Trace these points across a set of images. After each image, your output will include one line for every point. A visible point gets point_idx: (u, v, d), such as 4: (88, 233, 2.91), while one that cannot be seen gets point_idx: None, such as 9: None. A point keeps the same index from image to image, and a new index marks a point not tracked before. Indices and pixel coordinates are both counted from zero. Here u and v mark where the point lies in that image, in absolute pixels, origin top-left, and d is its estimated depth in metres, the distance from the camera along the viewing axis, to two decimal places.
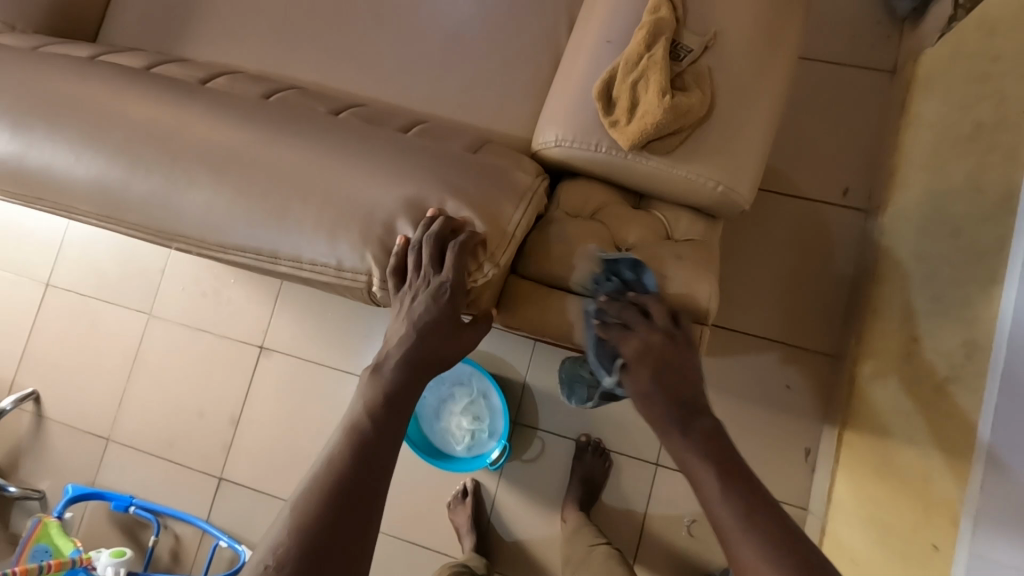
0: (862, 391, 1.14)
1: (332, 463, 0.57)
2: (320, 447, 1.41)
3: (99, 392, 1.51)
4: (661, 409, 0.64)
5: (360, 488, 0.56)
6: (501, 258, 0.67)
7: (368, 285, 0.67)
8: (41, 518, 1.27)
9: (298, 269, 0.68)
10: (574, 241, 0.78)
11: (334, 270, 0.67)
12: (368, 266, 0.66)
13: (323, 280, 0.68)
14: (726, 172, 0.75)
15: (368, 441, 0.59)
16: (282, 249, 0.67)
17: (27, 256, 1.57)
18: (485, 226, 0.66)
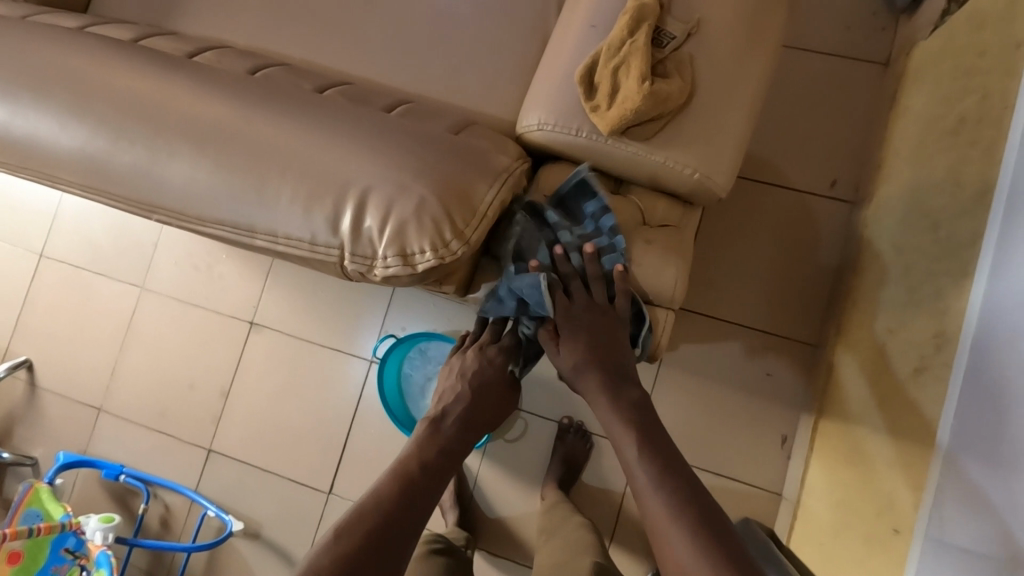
0: (839, 380, 1.17)
1: (380, 495, 0.78)
2: (309, 422, 1.44)
3: (92, 362, 1.53)
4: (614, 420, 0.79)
5: (406, 520, 0.76)
6: (471, 236, 0.66)
7: (341, 259, 0.68)
8: (33, 483, 1.29)
9: (274, 244, 0.69)
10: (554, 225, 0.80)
11: (308, 245, 0.67)
12: (341, 240, 0.66)
13: (299, 254, 0.69)
14: (703, 160, 0.75)
15: (415, 486, 0.81)
16: (259, 224, 0.68)
17: (22, 227, 1.58)
18: (455, 201, 0.65)
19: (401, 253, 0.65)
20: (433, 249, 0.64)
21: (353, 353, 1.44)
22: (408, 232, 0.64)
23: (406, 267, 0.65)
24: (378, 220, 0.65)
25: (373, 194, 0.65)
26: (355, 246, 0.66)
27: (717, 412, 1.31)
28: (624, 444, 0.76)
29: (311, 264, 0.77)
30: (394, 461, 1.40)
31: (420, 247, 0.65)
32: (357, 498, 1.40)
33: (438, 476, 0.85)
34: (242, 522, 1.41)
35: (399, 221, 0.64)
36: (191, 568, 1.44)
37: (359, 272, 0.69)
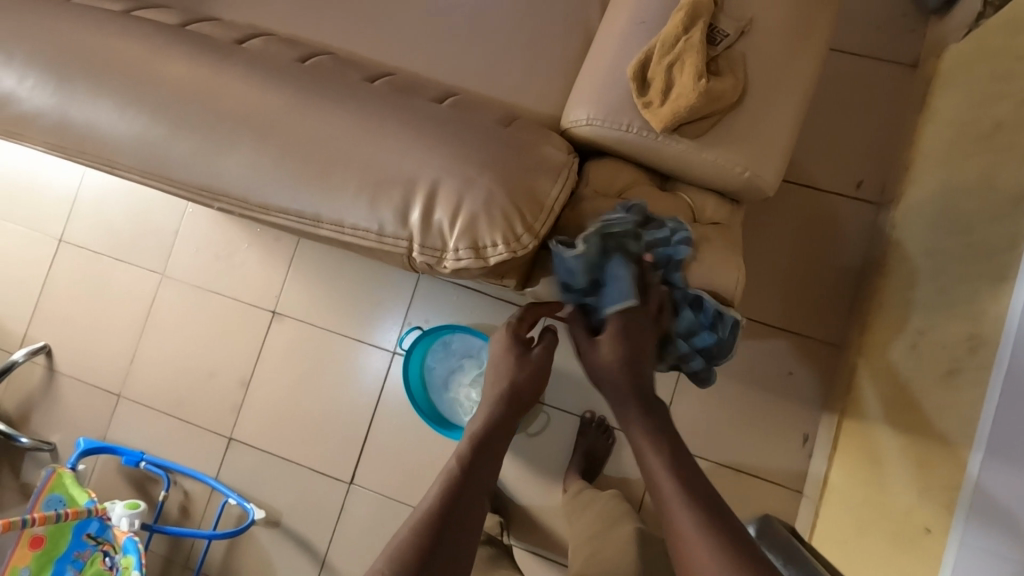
0: (864, 380, 1.17)
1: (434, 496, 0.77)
2: (331, 412, 1.44)
3: (111, 349, 1.53)
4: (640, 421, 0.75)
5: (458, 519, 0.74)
6: (539, 230, 0.66)
7: (409, 251, 0.68)
8: (56, 469, 1.29)
9: (339, 234, 0.69)
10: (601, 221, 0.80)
11: (375, 236, 0.68)
12: (410, 232, 0.66)
13: (364, 245, 0.69)
14: (754, 159, 0.76)
15: (465, 479, 0.80)
16: (324, 214, 0.68)
17: (41, 212, 1.57)
18: (524, 195, 0.65)
19: (472, 246, 0.65)
20: (504, 244, 0.64)
21: (376, 344, 1.44)
22: (480, 226, 0.64)
23: (477, 259, 0.65)
24: (449, 213, 0.65)
25: (443, 187, 0.65)
26: (425, 238, 0.66)
27: (739, 409, 1.31)
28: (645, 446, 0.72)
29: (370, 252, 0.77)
30: (414, 452, 1.41)
31: (493, 240, 0.65)
32: (378, 489, 1.41)
33: (488, 468, 0.83)
34: (263, 510, 1.42)
35: (471, 213, 0.64)
36: (211, 555, 1.44)
37: (426, 264, 0.69)
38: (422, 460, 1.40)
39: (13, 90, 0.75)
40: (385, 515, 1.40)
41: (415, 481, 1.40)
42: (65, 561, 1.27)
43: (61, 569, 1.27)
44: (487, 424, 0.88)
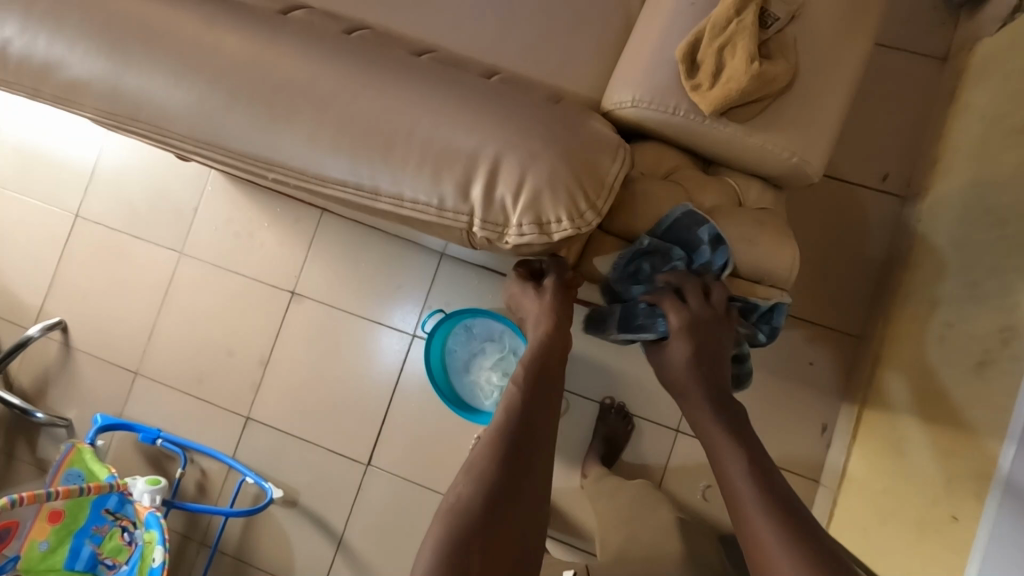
0: (887, 371, 1.18)
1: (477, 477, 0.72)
2: (350, 394, 1.44)
3: (128, 325, 1.52)
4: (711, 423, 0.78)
5: (505, 510, 0.70)
6: (602, 207, 0.66)
7: (468, 226, 0.68)
8: (75, 444, 1.28)
9: (397, 208, 0.69)
10: (648, 204, 0.79)
11: (435, 210, 0.67)
12: (471, 207, 0.66)
13: (422, 219, 0.69)
14: (803, 144, 0.76)
15: (510, 458, 0.74)
16: (383, 186, 0.68)
17: (58, 187, 1.56)
18: (587, 172, 0.65)
19: (537, 222, 0.65)
20: (568, 220, 0.64)
21: (396, 326, 1.44)
22: (543, 201, 0.64)
23: (541, 235, 0.65)
24: (513, 188, 0.64)
25: (505, 162, 0.65)
26: (487, 213, 0.66)
27: (759, 398, 1.32)
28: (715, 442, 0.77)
29: (421, 225, 0.77)
30: (433, 435, 1.41)
31: (556, 216, 0.65)
32: (397, 471, 1.41)
33: (533, 443, 0.77)
34: (281, 489, 1.42)
35: (535, 189, 0.64)
36: (228, 533, 1.45)
37: (484, 239, 0.69)
38: (441, 443, 1.41)
39: (62, 57, 0.75)
40: (402, 497, 1.40)
41: (434, 464, 1.41)
42: (83, 535, 1.28)
43: (80, 544, 1.28)
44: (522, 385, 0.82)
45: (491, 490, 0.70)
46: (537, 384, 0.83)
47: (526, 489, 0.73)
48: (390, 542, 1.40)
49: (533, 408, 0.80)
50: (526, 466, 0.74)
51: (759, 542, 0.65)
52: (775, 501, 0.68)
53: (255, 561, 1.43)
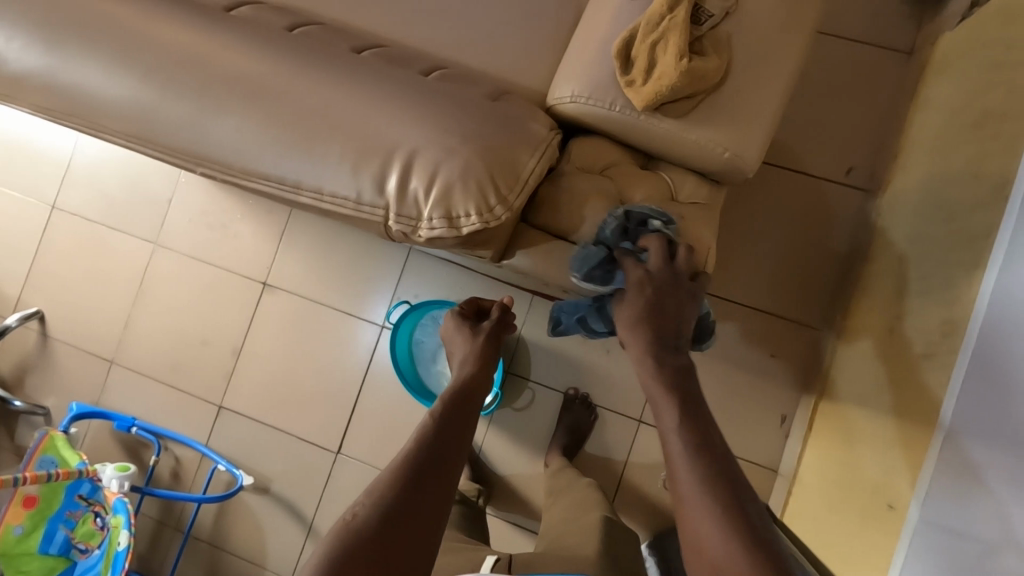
0: (843, 362, 1.20)
1: (377, 491, 0.72)
2: (320, 383, 1.46)
3: (104, 315, 1.55)
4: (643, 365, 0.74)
5: (405, 521, 0.69)
6: (514, 203, 0.67)
7: (385, 220, 0.69)
8: (48, 432, 1.31)
9: (319, 202, 0.70)
10: (583, 197, 0.79)
11: (353, 204, 0.69)
12: (386, 201, 0.67)
13: (343, 213, 0.70)
14: (734, 140, 0.77)
15: (414, 473, 0.74)
16: (305, 180, 0.69)
17: (36, 178, 1.58)
18: (499, 168, 0.66)
19: (446, 216, 0.66)
20: (477, 214, 0.65)
21: (366, 318, 1.46)
22: (452, 195, 0.65)
23: (451, 229, 0.66)
24: (424, 182, 0.66)
25: (420, 157, 0.66)
26: (401, 207, 0.67)
27: (721, 389, 1.34)
28: (662, 412, 0.69)
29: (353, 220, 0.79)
30: (403, 425, 1.44)
31: (466, 210, 0.65)
32: (366, 459, 1.44)
33: (445, 461, 0.77)
34: (253, 477, 1.45)
35: (445, 184, 0.65)
36: (202, 520, 1.48)
37: (401, 234, 0.70)
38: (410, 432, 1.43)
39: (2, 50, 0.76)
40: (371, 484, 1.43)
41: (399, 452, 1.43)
42: (58, 520, 1.31)
43: (54, 528, 1.31)
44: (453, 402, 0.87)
45: (387, 513, 0.69)
46: (453, 407, 0.86)
47: (422, 507, 0.71)
48: None
49: (446, 429, 0.81)
50: (432, 481, 0.74)
51: (694, 525, 0.60)
52: (717, 472, 0.63)
53: (229, 545, 1.46)
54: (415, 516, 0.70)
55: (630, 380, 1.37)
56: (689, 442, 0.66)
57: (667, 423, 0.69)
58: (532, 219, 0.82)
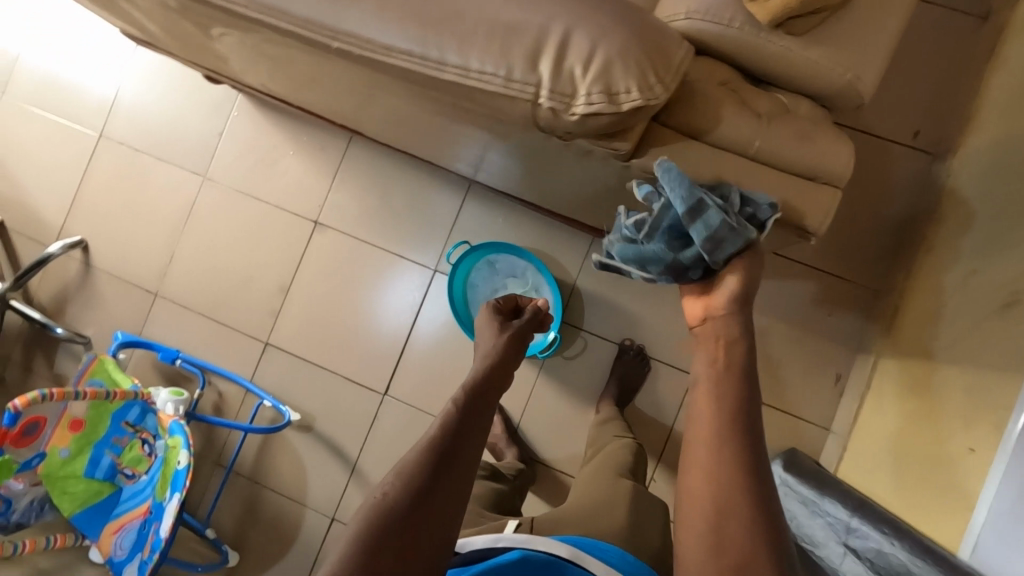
0: (904, 320, 1.20)
1: (401, 472, 0.64)
2: (369, 325, 1.45)
3: (151, 247, 1.53)
4: (711, 380, 0.66)
5: (425, 510, 0.62)
6: (667, 85, 0.66)
7: (535, 100, 0.66)
8: (98, 355, 1.30)
9: (461, 80, 0.66)
10: (713, 102, 0.75)
11: (502, 82, 0.65)
12: (540, 78, 0.64)
13: (486, 94, 0.67)
14: (853, 63, 0.75)
15: (437, 455, 0.65)
16: (449, 57, 0.65)
17: (83, 103, 1.55)
18: (657, 48, 0.65)
19: (607, 91, 0.63)
20: (638, 90, 0.64)
21: (417, 261, 1.44)
22: (615, 70, 0.63)
23: (612, 105, 0.64)
24: (584, 59, 0.63)
25: (577, 34, 0.63)
26: (557, 83, 0.64)
27: (774, 347, 1.33)
28: (711, 429, 0.63)
29: (477, 115, 0.76)
30: (451, 370, 1.43)
31: (627, 86, 0.64)
32: (413, 402, 1.43)
33: (466, 436, 0.68)
34: (298, 414, 1.44)
35: (608, 59, 0.63)
36: (243, 455, 1.47)
37: (550, 116, 0.67)
38: (458, 376, 1.43)
39: None
40: (415, 430, 1.43)
41: (446, 395, 1.43)
42: (103, 445, 1.27)
43: (99, 454, 1.27)
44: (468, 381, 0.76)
45: (411, 495, 0.62)
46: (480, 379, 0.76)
47: (442, 491, 0.63)
48: None
49: (471, 408, 0.71)
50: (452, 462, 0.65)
51: (711, 543, 0.57)
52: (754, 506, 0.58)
53: (270, 482, 1.45)
54: (436, 503, 0.63)
55: (684, 333, 1.36)
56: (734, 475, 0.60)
57: (713, 440, 0.62)
58: (665, 119, 0.76)
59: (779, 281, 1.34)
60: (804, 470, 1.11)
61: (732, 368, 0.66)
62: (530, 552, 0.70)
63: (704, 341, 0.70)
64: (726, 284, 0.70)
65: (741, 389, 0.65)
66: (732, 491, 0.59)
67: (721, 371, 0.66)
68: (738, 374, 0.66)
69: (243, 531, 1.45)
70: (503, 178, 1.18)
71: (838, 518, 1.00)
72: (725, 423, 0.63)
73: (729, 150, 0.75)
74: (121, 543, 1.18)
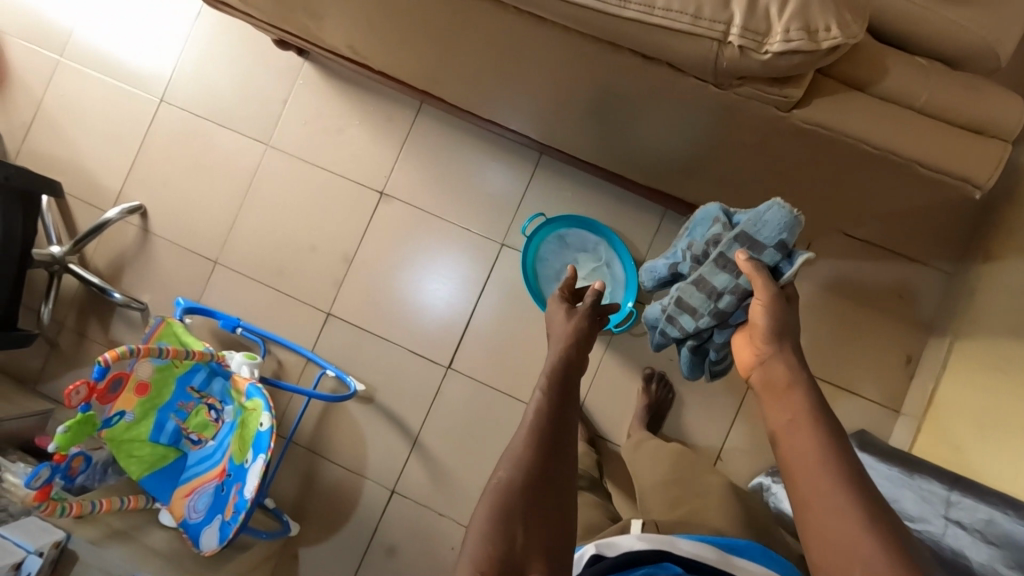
0: (983, 300, 1.21)
1: (513, 462, 0.64)
2: (433, 297, 1.44)
3: (211, 214, 1.51)
4: (798, 418, 0.63)
5: (541, 499, 0.62)
6: (859, 28, 0.64)
7: (723, 38, 0.64)
8: (165, 318, 1.26)
9: (644, 17, 0.64)
10: (865, 56, 0.72)
11: (690, 19, 0.63)
12: (731, 15, 0.63)
13: (669, 33, 0.65)
14: (992, 22, 0.75)
15: (546, 440, 0.66)
16: None
17: (144, 67, 1.53)
18: None
19: (806, 28, 0.61)
20: (836, 28, 0.62)
21: (484, 235, 1.43)
22: (810, 8, 0.61)
23: (810, 43, 0.62)
24: None
25: None
26: (751, 19, 0.62)
27: (845, 328, 1.33)
28: (815, 461, 0.58)
29: (626, 62, 0.74)
30: (516, 346, 1.42)
31: (825, 24, 0.62)
32: (477, 376, 1.42)
33: (564, 421, 0.69)
34: (361, 385, 1.43)
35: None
36: (303, 425, 1.46)
37: (735, 57, 0.65)
38: (523, 350, 1.42)
39: None
40: (480, 405, 1.42)
41: (510, 370, 1.42)
42: (168, 409, 1.23)
43: (164, 419, 1.23)
44: (561, 363, 0.75)
45: (528, 483, 0.62)
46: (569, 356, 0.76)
47: (558, 481, 0.64)
48: (465, 446, 1.41)
49: (565, 394, 0.72)
50: (559, 451, 0.66)
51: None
52: (886, 530, 0.53)
53: (331, 453, 1.44)
54: (550, 494, 0.63)
55: None
56: (859, 506, 0.54)
57: (820, 473, 0.57)
58: (829, 71, 0.72)
59: (851, 263, 1.34)
60: (886, 453, 1.10)
61: (818, 416, 0.62)
62: (679, 557, 0.74)
63: (771, 397, 0.67)
64: (754, 314, 0.71)
65: (832, 430, 0.61)
66: (862, 531, 0.52)
67: (800, 418, 0.62)
68: (822, 421, 0.62)
69: (303, 502, 1.44)
70: (589, 148, 1.17)
71: (931, 491, 0.99)
72: (823, 472, 0.57)
73: (889, 102, 0.72)
74: (194, 506, 1.19)
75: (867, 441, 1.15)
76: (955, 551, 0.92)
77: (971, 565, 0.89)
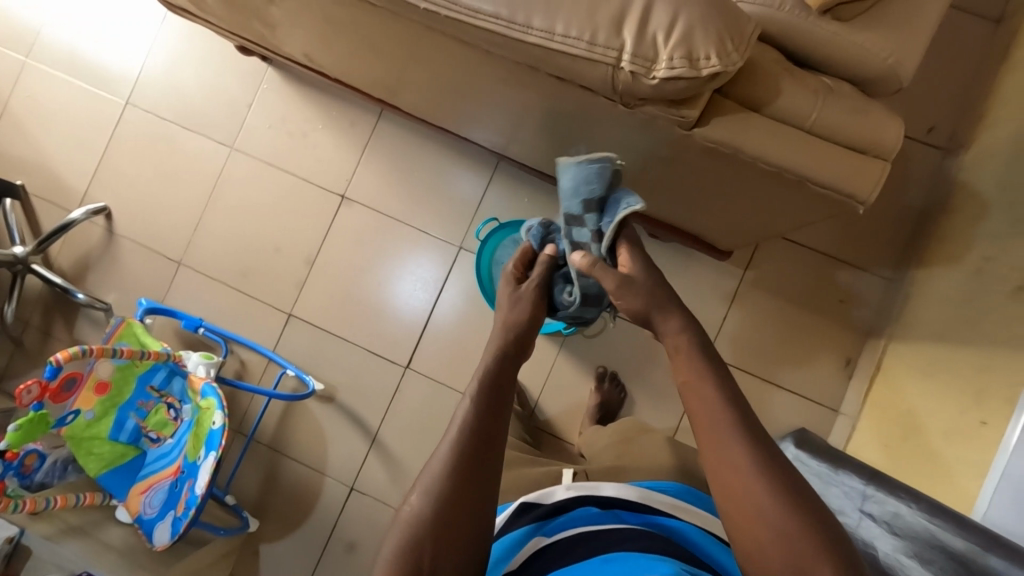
0: (915, 306, 1.27)
1: (432, 478, 0.63)
2: (393, 299, 1.48)
3: (174, 216, 1.53)
4: (704, 406, 0.65)
5: (454, 520, 0.61)
6: (742, 55, 0.68)
7: (616, 63, 0.68)
8: (126, 318, 1.28)
9: (546, 42, 0.69)
10: (767, 77, 0.76)
11: (585, 45, 0.68)
12: (622, 42, 0.67)
13: (569, 56, 0.70)
14: (893, 47, 0.80)
15: (469, 456, 0.64)
16: (537, 19, 0.68)
17: (108, 71, 1.55)
18: (733, 20, 0.67)
19: (688, 56, 0.66)
20: (715, 57, 0.66)
21: (442, 238, 1.47)
22: (691, 37, 0.66)
23: (691, 70, 0.66)
24: (665, 24, 0.66)
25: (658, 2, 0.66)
26: (639, 47, 0.67)
27: (788, 331, 1.38)
28: (719, 446, 0.62)
29: (544, 81, 0.78)
30: (472, 347, 1.46)
31: (706, 53, 0.66)
32: (434, 376, 1.46)
33: (491, 436, 0.66)
34: (321, 384, 1.46)
35: (688, 25, 0.65)
36: (265, 424, 1.49)
37: (629, 79, 0.70)
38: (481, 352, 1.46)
39: None
40: (437, 404, 1.45)
41: (467, 370, 1.46)
42: (128, 408, 1.26)
43: (124, 416, 1.26)
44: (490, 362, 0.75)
45: (442, 505, 0.61)
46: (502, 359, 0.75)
47: (476, 501, 0.63)
48: (422, 444, 1.45)
49: (492, 407, 0.69)
50: (480, 470, 0.64)
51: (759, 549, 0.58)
52: (778, 510, 0.58)
53: (291, 450, 1.47)
54: (463, 513, 0.62)
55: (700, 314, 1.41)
56: (764, 490, 0.59)
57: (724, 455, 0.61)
58: (727, 91, 0.77)
59: (794, 268, 1.39)
60: (822, 450, 1.14)
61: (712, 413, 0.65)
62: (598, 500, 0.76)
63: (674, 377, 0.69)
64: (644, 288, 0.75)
65: (734, 429, 0.62)
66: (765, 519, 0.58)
67: (707, 414, 0.64)
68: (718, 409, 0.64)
69: (263, 498, 1.47)
70: (538, 156, 1.21)
71: (852, 486, 1.04)
72: (721, 458, 0.62)
73: (786, 122, 0.77)
74: (150, 502, 1.22)
75: (804, 437, 1.20)
76: (866, 543, 0.97)
77: (877, 556, 0.94)
